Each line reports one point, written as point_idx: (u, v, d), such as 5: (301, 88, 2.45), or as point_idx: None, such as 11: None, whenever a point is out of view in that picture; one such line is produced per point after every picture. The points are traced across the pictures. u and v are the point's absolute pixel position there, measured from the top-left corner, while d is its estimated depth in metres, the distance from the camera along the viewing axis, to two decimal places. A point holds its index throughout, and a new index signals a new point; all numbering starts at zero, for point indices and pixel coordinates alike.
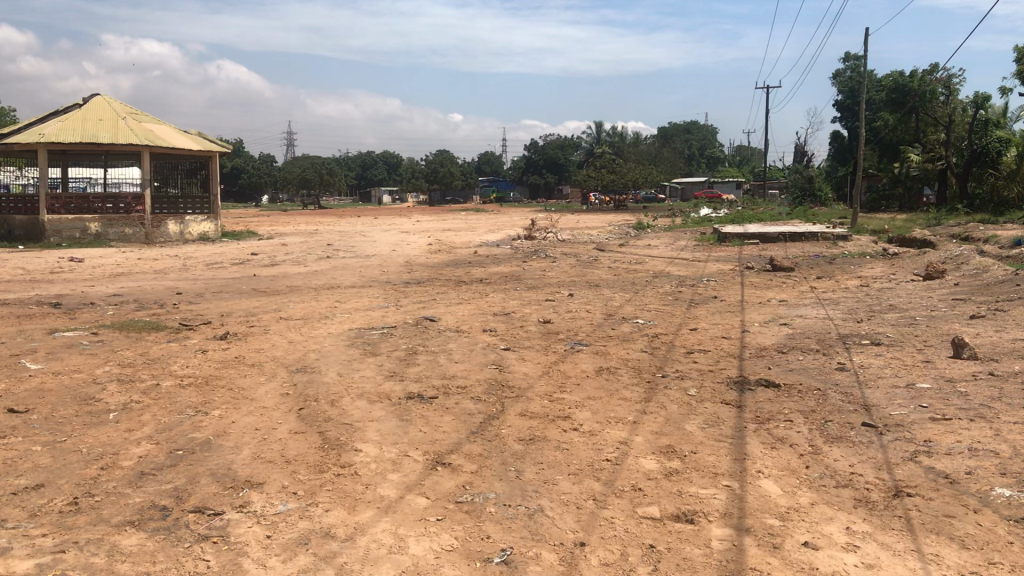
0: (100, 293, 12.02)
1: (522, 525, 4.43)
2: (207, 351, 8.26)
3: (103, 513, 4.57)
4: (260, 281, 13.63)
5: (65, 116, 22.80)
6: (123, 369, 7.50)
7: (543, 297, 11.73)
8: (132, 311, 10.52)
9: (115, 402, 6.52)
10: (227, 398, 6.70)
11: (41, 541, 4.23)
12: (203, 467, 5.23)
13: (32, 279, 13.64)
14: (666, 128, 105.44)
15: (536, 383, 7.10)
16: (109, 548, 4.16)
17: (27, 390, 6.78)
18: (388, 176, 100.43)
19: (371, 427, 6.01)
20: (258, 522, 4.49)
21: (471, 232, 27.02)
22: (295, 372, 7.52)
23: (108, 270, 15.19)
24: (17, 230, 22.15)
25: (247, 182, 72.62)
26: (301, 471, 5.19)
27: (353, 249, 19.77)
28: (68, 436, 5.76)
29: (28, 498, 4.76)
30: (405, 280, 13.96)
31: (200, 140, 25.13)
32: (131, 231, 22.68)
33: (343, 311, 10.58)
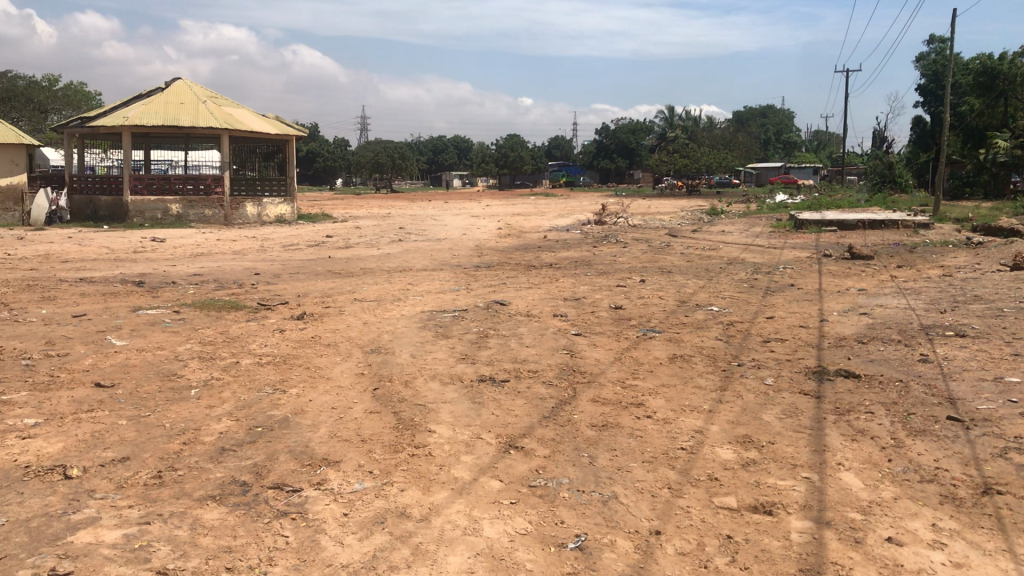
0: (180, 273, 12.34)
1: (597, 511, 4.41)
2: (284, 331, 8.41)
3: (186, 487, 4.69)
4: (335, 262, 13.84)
5: (150, 99, 23.44)
6: (204, 347, 7.68)
7: (613, 283, 11.64)
8: (212, 290, 10.75)
9: (196, 379, 6.68)
10: (304, 376, 6.82)
11: (127, 512, 4.37)
12: (282, 444, 5.33)
13: (116, 258, 14.08)
14: (742, 113, 103.87)
15: (608, 369, 7.05)
16: (192, 521, 4.27)
17: (113, 365, 7.02)
18: (460, 161, 101.05)
19: (444, 408, 6.05)
20: (335, 500, 4.55)
21: (541, 216, 27.03)
22: (370, 353, 7.61)
23: (188, 250, 15.59)
24: (103, 211, 22.87)
25: (322, 166, 74.09)
26: (376, 450, 5.25)
27: (424, 232, 19.96)
28: (152, 411, 5.93)
29: (116, 470, 4.92)
30: (476, 263, 14.00)
31: (277, 124, 25.49)
32: (211, 212, 23.14)
33: (416, 294, 10.63)
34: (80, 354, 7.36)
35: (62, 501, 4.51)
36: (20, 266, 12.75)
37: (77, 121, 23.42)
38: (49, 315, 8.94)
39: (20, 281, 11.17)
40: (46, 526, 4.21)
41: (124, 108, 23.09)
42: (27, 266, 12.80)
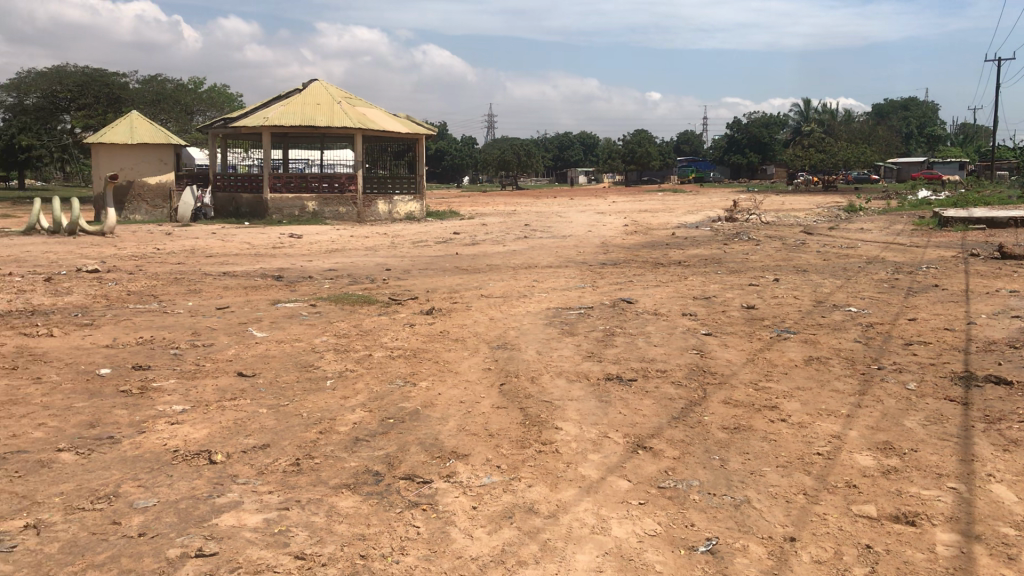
0: (316, 268, 12.75)
1: (728, 515, 4.31)
2: (414, 325, 8.58)
3: (323, 475, 4.84)
4: (463, 259, 14.02)
5: (289, 100, 24.35)
6: (338, 339, 7.92)
7: (745, 282, 11.35)
8: (346, 285, 11.07)
9: (331, 370, 6.90)
10: (434, 370, 6.94)
11: (268, 498, 4.54)
12: (412, 436, 5.44)
13: (256, 253, 14.67)
14: (883, 106, 99.59)
15: (739, 370, 6.89)
16: (328, 509, 4.40)
17: (254, 356, 7.33)
18: (586, 157, 100.77)
19: (572, 405, 6.04)
20: (464, 493, 4.61)
21: (669, 213, 26.63)
22: (497, 348, 7.67)
23: (323, 246, 16.11)
24: (244, 208, 23.89)
25: (450, 163, 75.42)
26: (504, 445, 5.29)
27: (550, 229, 20.00)
28: (290, 400, 6.16)
29: (256, 457, 5.13)
30: (602, 261, 13.91)
31: (408, 123, 26.03)
32: (345, 210, 23.85)
33: (542, 291, 10.66)
34: (224, 345, 7.71)
35: (208, 484, 4.74)
36: (169, 260, 13.46)
37: (222, 122, 24.59)
38: (195, 308, 9.40)
39: (169, 275, 11.79)
40: (193, 508, 4.42)
41: (264, 109, 24.08)
42: (175, 260, 13.49)
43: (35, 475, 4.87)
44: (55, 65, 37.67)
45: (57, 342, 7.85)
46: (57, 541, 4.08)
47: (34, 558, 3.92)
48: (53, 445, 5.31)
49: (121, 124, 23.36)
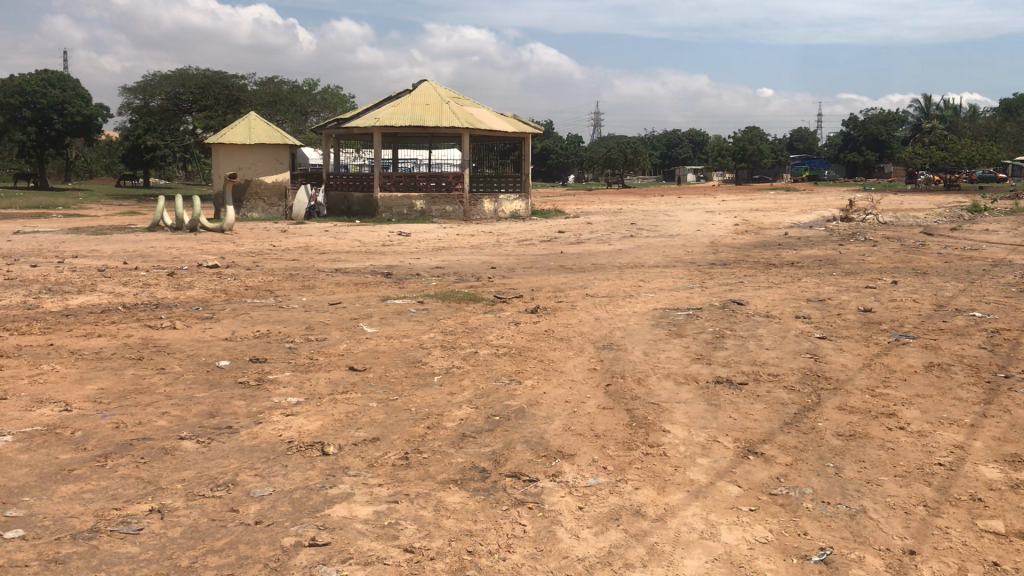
0: (423, 265, 12.97)
1: (843, 525, 4.17)
2: (519, 323, 8.62)
3: (431, 470, 4.91)
4: (569, 258, 14.00)
5: (399, 101, 24.81)
6: (445, 336, 8.02)
7: (862, 284, 10.99)
8: (453, 283, 11.20)
9: (439, 366, 6.99)
10: (539, 368, 6.95)
11: (378, 490, 4.63)
12: (519, 434, 5.46)
13: (367, 250, 15.01)
14: (1010, 102, 94.91)
15: (855, 376, 6.66)
16: (436, 503, 4.46)
17: (365, 350, 7.49)
18: (694, 155, 99.36)
19: (680, 408, 5.95)
20: (571, 492, 4.60)
21: (780, 212, 26.01)
22: (602, 348, 7.63)
23: (431, 244, 16.35)
24: (355, 207, 24.46)
25: (556, 162, 76.05)
26: (610, 446, 5.25)
27: (658, 228, 19.77)
28: (399, 395, 6.27)
29: (367, 450, 5.24)
30: (711, 261, 13.67)
31: (515, 122, 26.17)
32: (451, 208, 24.14)
33: (649, 291, 10.56)
34: (335, 340, 7.91)
35: (321, 475, 4.87)
36: (284, 256, 13.91)
37: (335, 122, 25.23)
38: (308, 303, 9.68)
39: (283, 271, 12.16)
40: (306, 498, 4.55)
41: (375, 110, 24.60)
42: (290, 256, 13.93)
43: (160, 461, 5.10)
44: (180, 68, 39.42)
45: (180, 334, 8.20)
46: (179, 526, 4.25)
47: (159, 541, 4.10)
48: (175, 433, 5.54)
49: (239, 125, 24.23)
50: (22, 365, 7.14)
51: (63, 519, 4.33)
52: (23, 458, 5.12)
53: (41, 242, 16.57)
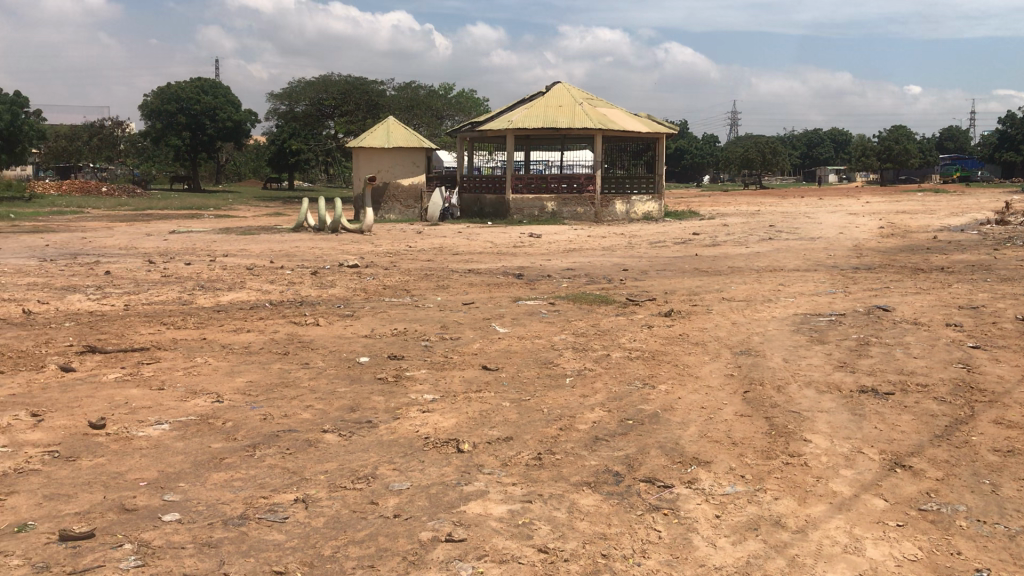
0: (555, 266, 13.01)
1: (1001, 546, 3.94)
2: (653, 327, 8.52)
3: (564, 471, 4.91)
4: (704, 260, 13.75)
5: (532, 103, 24.97)
6: (578, 338, 8.02)
7: (1020, 291, 10.34)
8: (584, 285, 11.18)
9: (571, 368, 7.00)
10: (674, 373, 6.86)
11: (512, 489, 4.67)
12: (653, 439, 5.39)
13: (499, 251, 15.18)
14: None
15: (1013, 389, 6.26)
16: (570, 505, 4.46)
17: (497, 350, 7.57)
18: (836, 155, 95.89)
19: (821, 417, 5.75)
20: (707, 500, 4.51)
21: (929, 215, 24.73)
22: (739, 354, 7.46)
23: (563, 246, 16.38)
24: (488, 208, 24.79)
25: (690, 162, 75.15)
26: (748, 455, 5.12)
27: (797, 231, 19.18)
28: (532, 395, 6.30)
29: (501, 449, 5.29)
30: (854, 265, 13.17)
31: (649, 123, 25.89)
32: (583, 210, 24.12)
33: (788, 295, 10.25)
34: (469, 339, 8.03)
35: (456, 472, 4.94)
36: (420, 256, 14.24)
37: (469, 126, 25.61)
38: (443, 302, 9.87)
39: (418, 271, 12.44)
40: (442, 494, 4.63)
41: (509, 113, 24.84)
42: (426, 257, 14.26)
43: (303, 453, 5.29)
44: (323, 74, 40.92)
45: (322, 331, 8.50)
46: (322, 516, 4.40)
47: (303, 530, 4.25)
48: (318, 426, 5.75)
49: (378, 130, 24.91)
50: (178, 357, 7.56)
51: (216, 505, 4.56)
52: (179, 446, 5.41)
53: (194, 241, 17.52)
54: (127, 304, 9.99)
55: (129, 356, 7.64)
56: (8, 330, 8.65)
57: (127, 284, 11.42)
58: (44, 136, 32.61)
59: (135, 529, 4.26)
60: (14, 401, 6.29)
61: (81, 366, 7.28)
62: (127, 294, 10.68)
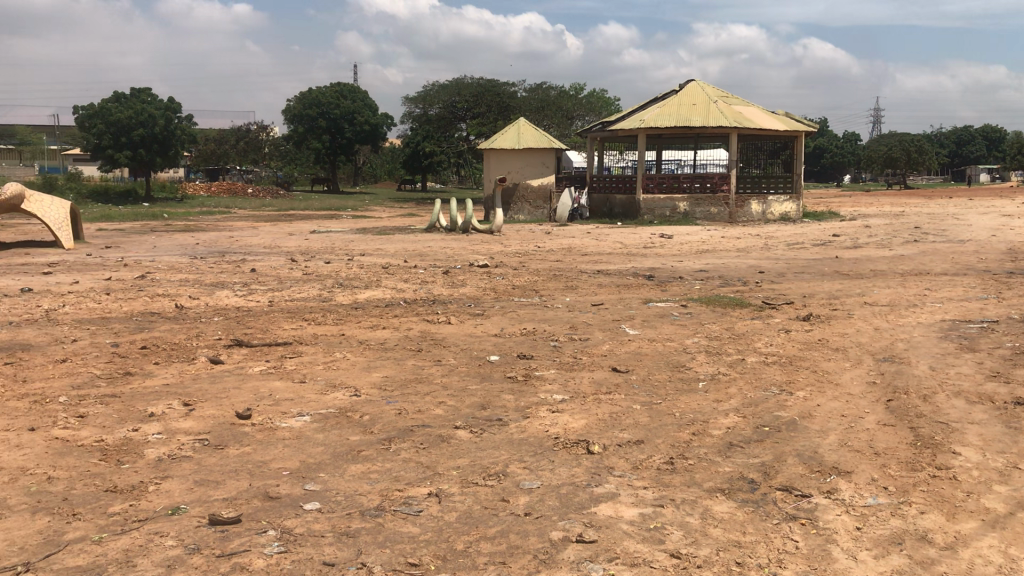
0: (688, 268, 12.82)
1: None
2: (790, 331, 8.27)
3: (697, 476, 4.83)
4: (844, 263, 13.26)
5: (665, 102, 24.67)
6: (710, 342, 7.87)
7: None
8: (717, 287, 10.96)
9: (704, 372, 6.88)
10: (812, 380, 6.64)
11: (643, 493, 4.63)
12: (789, 447, 5.24)
13: (629, 252, 15.09)
14: None
15: None
16: (702, 511, 4.38)
17: (628, 352, 7.53)
18: (988, 152, 90.72)
19: (972, 429, 5.45)
20: (847, 512, 4.35)
21: None
22: (882, 361, 7.15)
23: (695, 247, 16.12)
24: (618, 209, 24.69)
25: (830, 162, 72.70)
26: (892, 466, 4.91)
27: (944, 232, 18.23)
28: (663, 399, 6.23)
29: (631, 451, 5.25)
30: (1009, 269, 12.43)
31: (787, 120, 25.15)
32: (716, 210, 23.65)
33: (935, 301, 9.77)
34: (599, 340, 8.00)
35: (586, 473, 4.93)
36: (549, 257, 14.29)
37: (600, 126, 25.53)
38: (573, 303, 9.88)
39: (549, 271, 12.49)
40: (573, 495, 4.63)
41: (641, 112, 24.62)
42: (556, 257, 14.31)
43: (436, 448, 5.39)
44: (456, 78, 41.66)
45: (454, 329, 8.65)
46: (455, 511, 4.47)
47: (437, 524, 4.33)
48: (451, 422, 5.85)
49: (509, 131, 25.16)
50: (319, 352, 7.85)
51: (354, 496, 4.70)
52: (319, 437, 5.61)
53: (332, 241, 18.15)
54: (270, 300, 10.45)
55: (273, 350, 7.97)
56: (164, 324, 9.18)
57: (271, 282, 11.93)
58: (195, 140, 34.45)
59: (278, 517, 4.44)
60: (168, 391, 6.68)
61: (228, 358, 7.65)
62: (271, 290, 11.17)
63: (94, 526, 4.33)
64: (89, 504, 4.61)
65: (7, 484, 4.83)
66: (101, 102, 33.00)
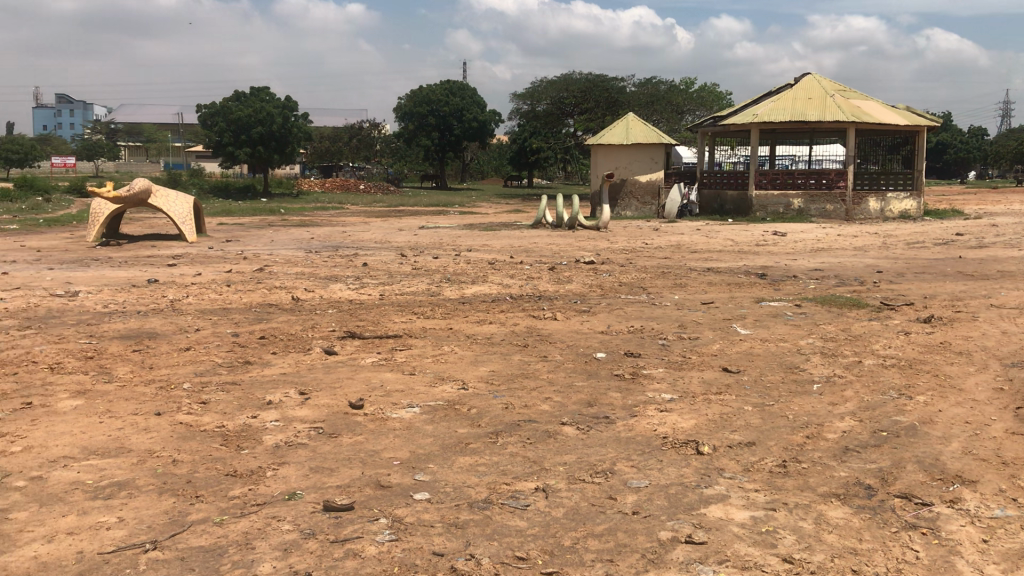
0: (802, 266, 12.48)
1: None
2: (910, 333, 7.97)
3: (811, 480, 4.71)
4: (970, 263, 12.67)
5: (779, 96, 24.07)
6: (825, 343, 7.65)
7: None
8: (833, 286, 10.64)
9: (818, 374, 6.69)
10: (935, 384, 6.37)
11: (754, 496, 4.54)
12: (909, 453, 5.05)
13: (740, 250, 14.80)
14: None
15: None
16: (816, 516, 4.27)
17: (739, 352, 7.39)
18: None
19: None
20: (972, 523, 4.16)
21: None
22: (1011, 367, 6.81)
23: (809, 245, 15.69)
24: (729, 205, 24.27)
25: (954, 158, 69.60)
26: (1021, 477, 4.67)
27: None
28: (775, 401, 6.09)
29: (742, 453, 5.15)
30: None
31: (908, 114, 24.19)
32: (832, 207, 22.95)
33: None
34: (709, 339, 7.88)
35: (696, 473, 4.87)
36: (658, 254, 14.15)
37: (711, 121, 25.10)
38: (682, 301, 9.76)
39: (657, 268, 12.37)
40: (682, 495, 4.58)
41: (754, 107, 24.08)
42: (664, 254, 14.14)
43: (543, 443, 5.41)
44: (565, 73, 41.64)
45: (560, 325, 8.66)
46: (562, 507, 4.48)
47: (544, 519, 4.35)
48: (558, 418, 5.87)
49: (618, 126, 24.98)
50: (428, 345, 7.98)
51: (462, 487, 4.77)
52: (428, 429, 5.71)
53: (441, 236, 18.40)
54: (381, 294, 10.67)
55: (384, 342, 8.15)
56: (280, 315, 9.50)
57: (382, 276, 12.18)
58: (310, 138, 35.46)
59: (389, 505, 4.54)
60: (285, 379, 6.92)
61: (341, 349, 7.85)
62: (382, 284, 11.41)
63: (215, 509, 4.51)
64: (212, 486, 4.81)
65: (136, 466, 5.09)
66: (223, 101, 34.30)
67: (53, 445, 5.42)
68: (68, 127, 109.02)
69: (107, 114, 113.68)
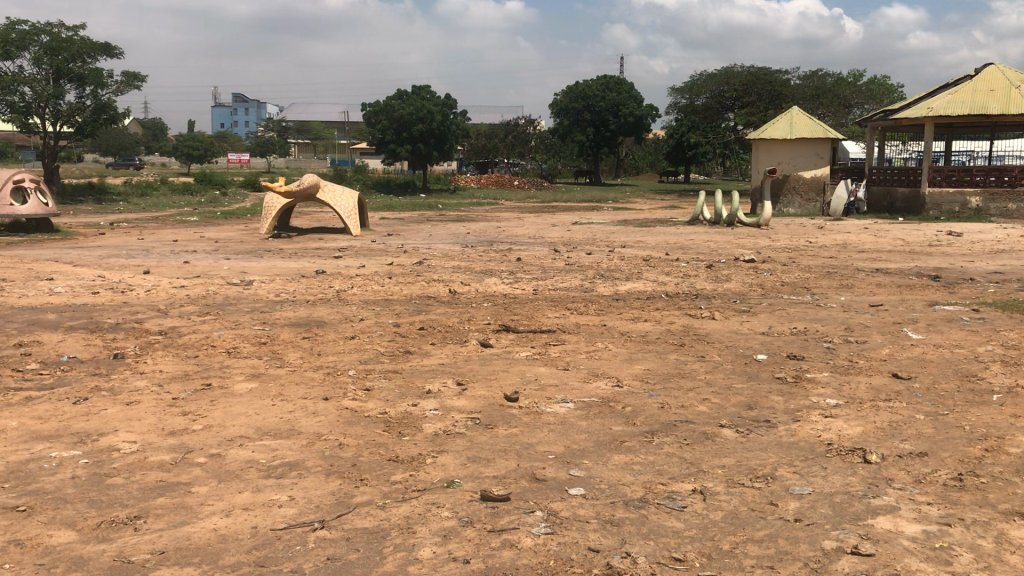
0: (981, 269, 11.73)
1: None
2: None
3: (990, 497, 4.44)
4: None
5: (958, 88, 22.67)
6: (1007, 351, 7.17)
7: None
8: (1015, 291, 9.95)
9: (999, 384, 6.28)
10: None
11: (927, 509, 4.32)
12: None
13: (912, 250, 14.06)
14: None
15: None
16: (997, 535, 4.02)
17: (910, 358, 7.04)
18: None
19: None
20: None
21: None
22: None
23: (988, 246, 14.73)
24: (898, 203, 23.01)
25: None
26: None
27: None
28: (951, 410, 5.76)
29: (913, 464, 4.91)
30: None
31: None
32: (1015, 206, 21.48)
33: None
34: (878, 344, 7.54)
35: (862, 482, 4.69)
36: (822, 253, 13.62)
37: (881, 114, 23.95)
38: (848, 303, 9.37)
39: (821, 268, 11.91)
40: (848, 504, 4.42)
41: (929, 99, 22.78)
42: (829, 254, 13.60)
43: (701, 445, 5.34)
44: (726, 67, 40.67)
45: (717, 325, 8.49)
46: (720, 510, 4.41)
47: (702, 521, 4.30)
48: (716, 419, 5.76)
49: (781, 120, 24.22)
50: (581, 341, 8.00)
51: (617, 485, 4.77)
52: (583, 424, 5.74)
53: (596, 232, 18.37)
54: (536, 289, 10.76)
55: (538, 336, 8.24)
56: (438, 307, 9.76)
57: (536, 271, 12.29)
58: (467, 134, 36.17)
59: (545, 499, 4.60)
60: (443, 370, 7.11)
61: (496, 343, 8.00)
62: (535, 279, 11.51)
63: (379, 492, 4.69)
64: (375, 470, 5.01)
65: (306, 448, 5.35)
66: (386, 99, 35.44)
67: (231, 424, 5.78)
68: (244, 125, 115.35)
69: (279, 112, 119.70)
